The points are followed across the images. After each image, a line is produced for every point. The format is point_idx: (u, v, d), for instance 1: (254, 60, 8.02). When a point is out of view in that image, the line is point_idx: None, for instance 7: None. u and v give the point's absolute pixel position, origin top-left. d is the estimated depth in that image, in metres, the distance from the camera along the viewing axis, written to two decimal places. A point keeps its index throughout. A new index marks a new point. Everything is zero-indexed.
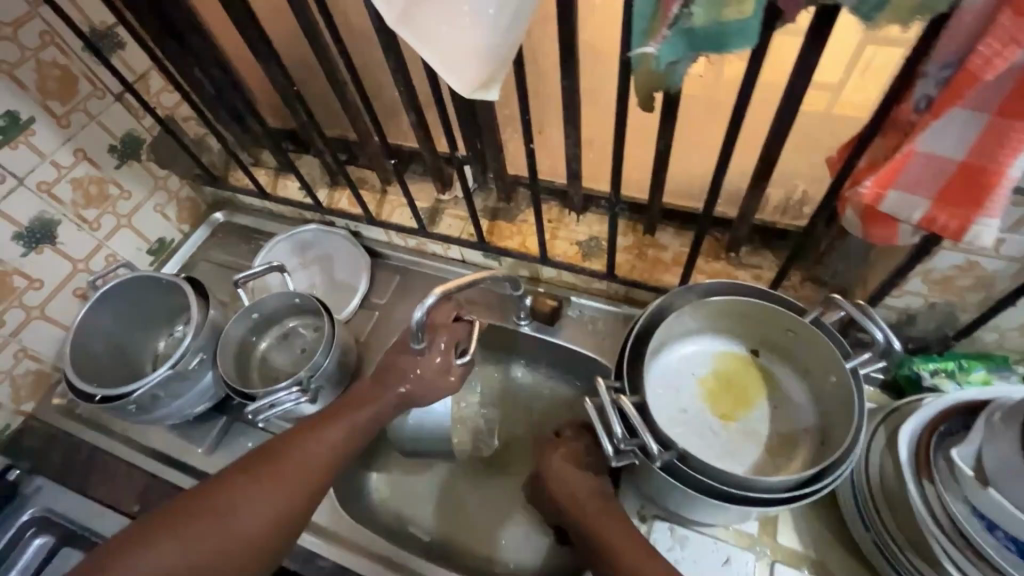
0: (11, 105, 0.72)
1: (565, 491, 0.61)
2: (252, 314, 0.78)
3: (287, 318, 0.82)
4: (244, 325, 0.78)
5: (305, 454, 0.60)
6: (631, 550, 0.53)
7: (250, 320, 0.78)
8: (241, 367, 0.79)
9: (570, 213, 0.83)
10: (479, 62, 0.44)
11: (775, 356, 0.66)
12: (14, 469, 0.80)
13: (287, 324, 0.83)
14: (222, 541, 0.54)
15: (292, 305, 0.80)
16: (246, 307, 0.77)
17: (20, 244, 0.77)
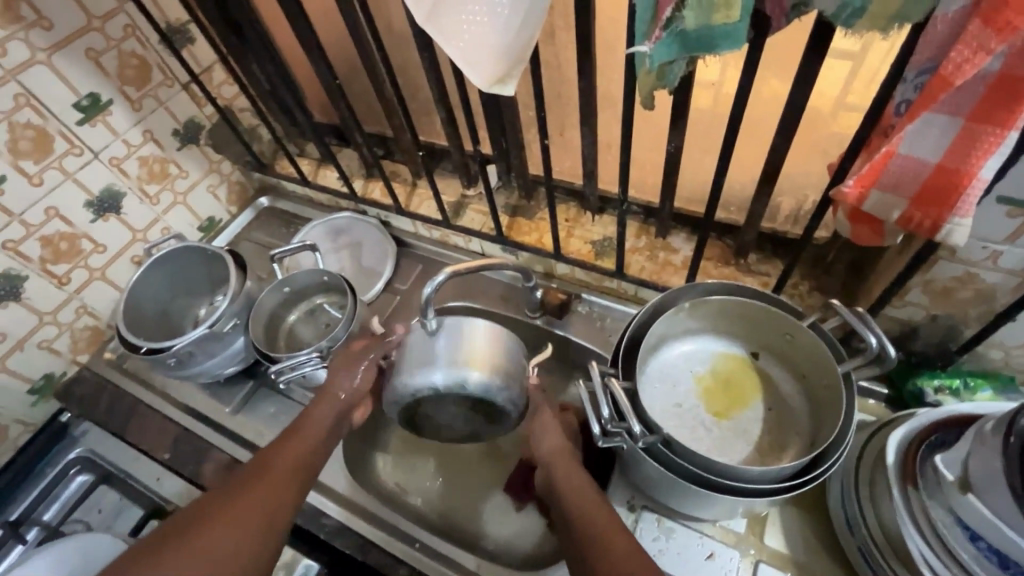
0: (94, 88, 0.81)
1: (556, 448, 0.66)
2: (283, 287, 0.85)
3: (315, 295, 0.89)
4: (277, 297, 0.85)
5: (284, 458, 0.61)
6: (602, 516, 0.56)
7: (282, 293, 0.85)
8: (270, 335, 0.85)
9: (587, 214, 0.86)
10: (496, 59, 0.49)
11: (774, 360, 0.68)
12: (65, 412, 0.90)
13: (314, 300, 0.89)
14: (213, 550, 0.50)
15: (320, 283, 0.86)
16: (278, 280, 0.84)
17: (90, 211, 0.86)
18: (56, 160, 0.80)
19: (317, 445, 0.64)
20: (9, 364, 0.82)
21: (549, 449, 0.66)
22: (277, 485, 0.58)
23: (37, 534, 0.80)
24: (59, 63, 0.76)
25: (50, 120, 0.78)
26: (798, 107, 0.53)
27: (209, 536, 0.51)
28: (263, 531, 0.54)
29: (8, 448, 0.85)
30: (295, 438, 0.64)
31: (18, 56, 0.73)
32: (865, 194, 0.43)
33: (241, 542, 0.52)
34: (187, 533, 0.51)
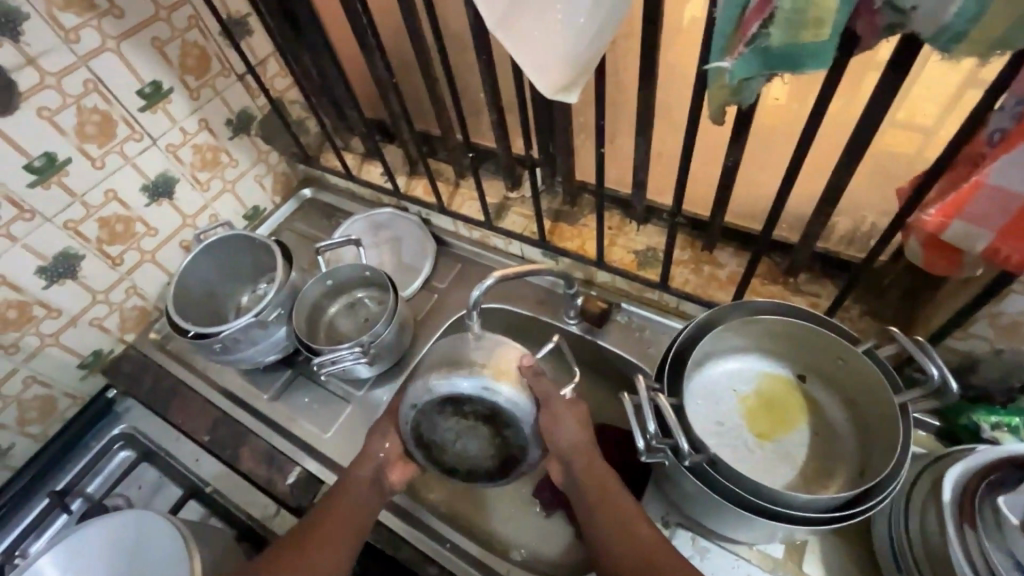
0: (158, 76, 0.83)
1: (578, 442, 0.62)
2: (326, 280, 0.86)
3: (356, 289, 0.90)
4: (319, 288, 0.86)
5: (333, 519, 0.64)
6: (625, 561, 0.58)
7: (324, 286, 0.87)
8: (311, 326, 0.87)
9: (631, 223, 0.86)
10: (566, 68, 0.49)
11: (822, 384, 0.66)
12: (111, 388, 0.93)
13: (355, 294, 0.90)
14: None
15: (362, 277, 0.88)
16: (322, 274, 0.85)
17: (146, 195, 0.88)
18: (117, 145, 0.82)
19: (359, 509, 0.65)
20: (63, 339, 0.85)
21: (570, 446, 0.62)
22: (315, 561, 0.61)
23: (81, 505, 0.83)
24: (127, 51, 0.79)
25: (116, 106, 0.80)
26: (871, 126, 0.52)
27: None
28: None
29: (57, 420, 0.88)
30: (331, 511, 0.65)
31: (90, 43, 0.75)
32: (946, 223, 0.41)
33: None
34: None
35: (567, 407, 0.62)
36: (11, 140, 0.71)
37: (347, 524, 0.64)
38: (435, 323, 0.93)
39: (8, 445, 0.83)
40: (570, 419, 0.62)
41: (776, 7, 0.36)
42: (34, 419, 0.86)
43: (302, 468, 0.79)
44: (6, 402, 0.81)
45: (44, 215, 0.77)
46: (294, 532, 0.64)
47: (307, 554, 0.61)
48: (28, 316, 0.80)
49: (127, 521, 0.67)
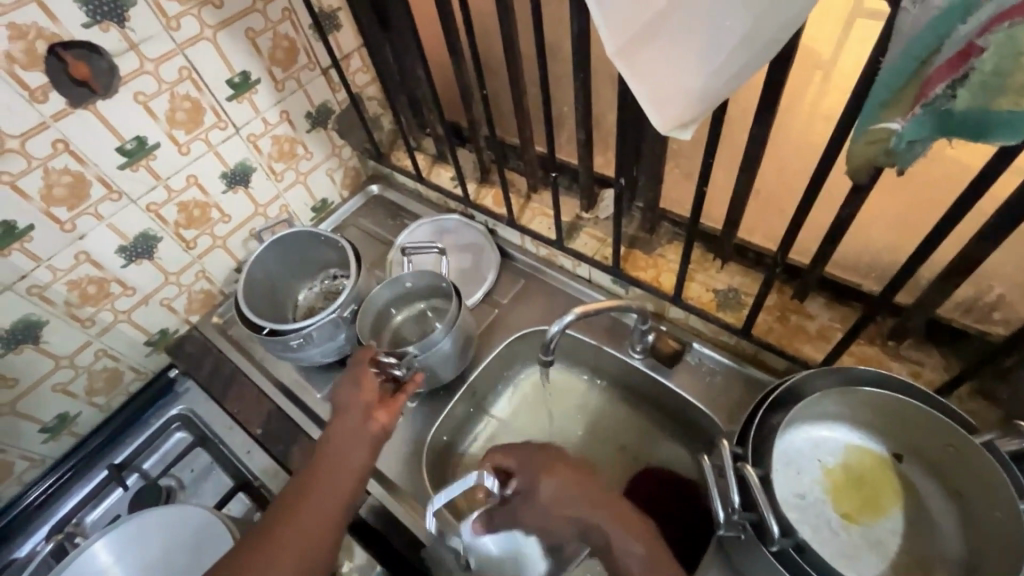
0: (247, 67, 0.84)
1: (577, 487, 0.58)
2: (405, 282, 0.85)
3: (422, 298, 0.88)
4: (394, 288, 0.85)
5: (330, 458, 0.61)
6: None
7: (405, 285, 0.86)
8: (375, 333, 0.86)
9: (713, 259, 0.80)
10: (688, 104, 0.45)
11: (923, 468, 0.59)
12: (173, 368, 0.95)
13: (417, 304, 0.89)
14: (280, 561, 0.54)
15: (433, 285, 0.85)
16: (403, 275, 0.84)
17: (224, 182, 0.89)
18: (203, 132, 0.83)
19: (352, 448, 0.63)
20: (134, 316, 0.87)
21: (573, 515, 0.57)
22: (322, 505, 0.58)
23: (136, 481, 0.85)
24: (222, 41, 0.79)
25: (206, 94, 0.81)
26: None
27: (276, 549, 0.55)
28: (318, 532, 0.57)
29: (121, 394, 0.91)
30: (315, 470, 0.60)
31: (189, 32, 0.75)
32: None
33: (307, 546, 0.56)
34: (259, 544, 0.55)
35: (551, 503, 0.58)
36: (107, 123, 0.73)
37: (332, 479, 0.60)
38: (494, 339, 0.90)
39: (75, 413, 0.86)
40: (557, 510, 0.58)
41: (973, 67, 0.31)
42: (101, 390, 0.88)
43: None
44: (77, 372, 0.84)
45: (130, 196, 0.79)
46: (285, 494, 0.59)
47: (292, 521, 0.56)
48: (106, 292, 0.82)
49: (175, 515, 0.68)
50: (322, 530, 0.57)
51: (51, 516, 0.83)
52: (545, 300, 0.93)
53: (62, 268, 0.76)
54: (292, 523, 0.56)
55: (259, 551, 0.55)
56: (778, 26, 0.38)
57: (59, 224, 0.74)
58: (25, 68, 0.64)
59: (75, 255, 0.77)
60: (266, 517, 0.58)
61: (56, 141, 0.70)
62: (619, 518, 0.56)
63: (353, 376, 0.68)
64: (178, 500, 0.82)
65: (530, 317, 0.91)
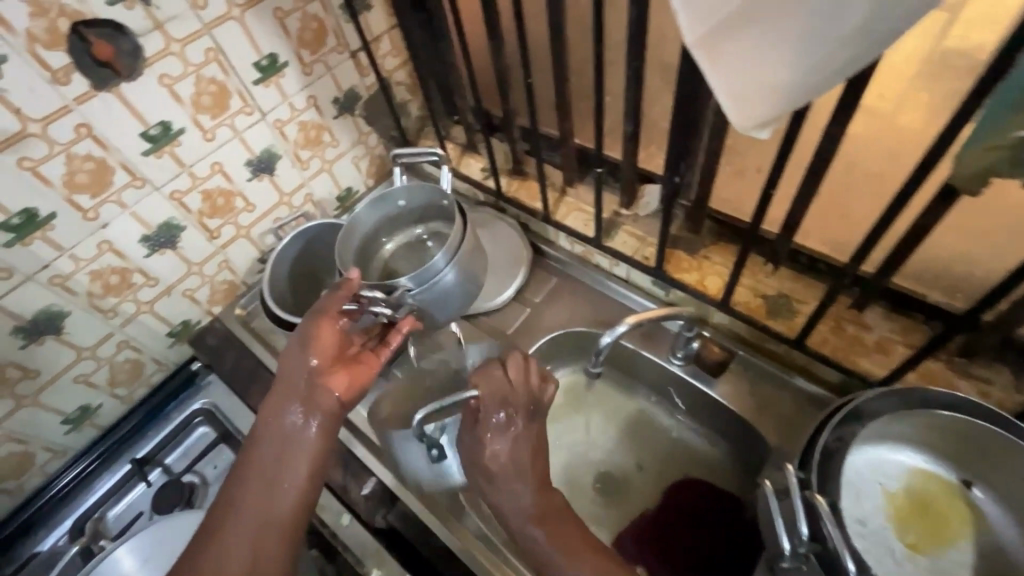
0: (275, 49, 0.79)
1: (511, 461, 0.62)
2: (399, 201, 0.81)
3: (417, 223, 0.85)
4: (384, 207, 0.81)
5: (268, 453, 0.58)
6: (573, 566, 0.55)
7: (398, 205, 0.81)
8: (364, 262, 0.83)
9: (764, 263, 0.76)
10: (773, 103, 0.41)
11: (997, 498, 0.55)
12: (196, 360, 0.93)
13: (412, 231, 0.86)
14: (221, 563, 0.53)
15: (432, 206, 0.81)
16: (396, 191, 0.80)
17: (249, 169, 0.85)
18: (229, 118, 0.79)
19: (292, 435, 0.59)
20: (157, 307, 0.85)
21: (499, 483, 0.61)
22: (263, 500, 0.56)
23: (159, 476, 0.83)
24: (250, 21, 0.75)
25: (232, 77, 0.77)
26: None
27: (218, 553, 0.54)
28: (261, 528, 0.55)
29: (143, 385, 0.89)
30: (256, 455, 0.58)
31: (216, 11, 0.71)
32: None
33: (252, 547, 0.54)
34: (202, 549, 0.54)
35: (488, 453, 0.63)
36: (132, 106, 0.69)
37: (278, 469, 0.58)
38: (526, 340, 0.86)
39: (97, 405, 0.84)
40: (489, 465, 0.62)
41: None
42: (123, 382, 0.86)
43: (378, 480, 0.76)
44: (100, 363, 0.82)
45: (154, 183, 0.76)
46: (226, 491, 0.58)
47: (231, 514, 0.56)
48: (129, 282, 0.79)
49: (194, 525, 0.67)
50: (266, 525, 0.55)
51: (73, 510, 0.82)
52: (579, 300, 0.89)
53: (85, 258, 0.73)
54: (233, 523, 0.55)
55: (205, 541, 0.55)
56: (900, 18, 0.33)
57: (82, 212, 0.71)
58: (47, 47, 0.61)
59: (98, 245, 0.74)
60: (210, 511, 0.57)
61: (78, 125, 0.66)
62: (544, 517, 0.58)
63: (302, 337, 0.62)
64: (200, 497, 0.80)
65: (564, 318, 0.87)
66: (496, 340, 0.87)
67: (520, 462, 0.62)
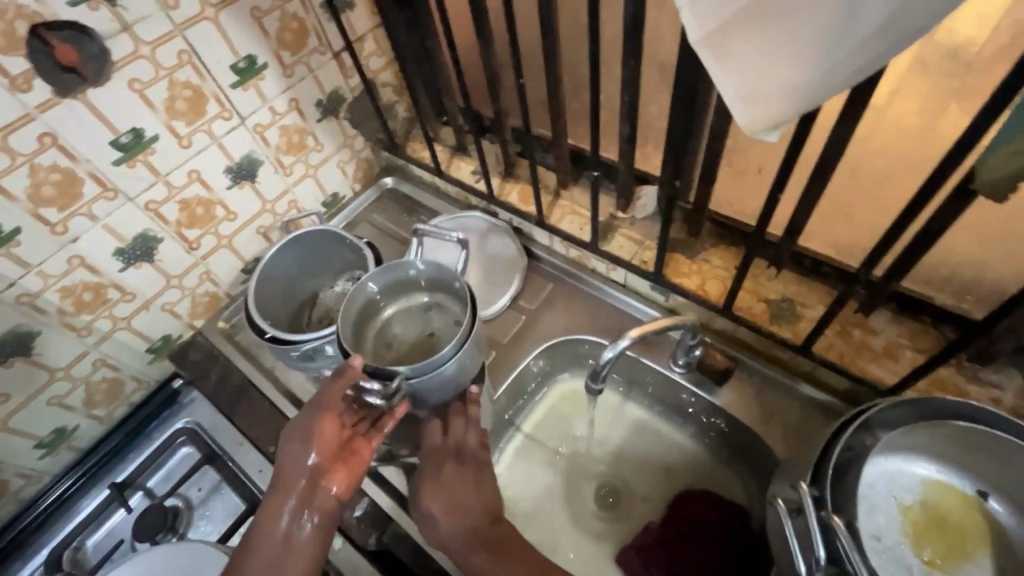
0: (252, 50, 0.76)
1: (457, 494, 0.65)
2: (408, 270, 0.77)
3: (424, 291, 0.80)
4: (395, 274, 0.77)
5: (261, 560, 0.54)
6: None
7: (408, 272, 0.77)
8: (361, 328, 0.78)
9: (766, 266, 0.74)
10: (785, 104, 0.38)
11: (1015, 509, 0.53)
12: (178, 376, 0.89)
13: (417, 296, 0.81)
14: None
15: (440, 280, 0.77)
16: (408, 260, 0.76)
17: (229, 176, 0.82)
18: (206, 123, 0.75)
19: (288, 538, 0.56)
20: (134, 323, 0.81)
21: (448, 517, 0.63)
22: None
23: (140, 501, 0.79)
24: (225, 21, 0.71)
25: (208, 81, 0.73)
26: None
27: None
28: None
29: (123, 405, 0.85)
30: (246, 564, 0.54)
31: (188, 11, 0.67)
32: None
33: None
34: None
35: (435, 490, 0.65)
36: (100, 114, 0.65)
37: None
38: (522, 349, 0.83)
39: (73, 427, 0.81)
40: (439, 498, 0.65)
41: None
42: (101, 402, 0.82)
43: (371, 500, 0.73)
44: (75, 384, 0.78)
45: (126, 194, 0.72)
46: None
47: None
48: (103, 298, 0.75)
49: (170, 555, 0.64)
50: None
51: (50, 539, 0.78)
52: (576, 306, 0.86)
53: (54, 274, 0.69)
54: None
55: None
56: (926, 12, 0.31)
57: (50, 227, 0.67)
58: (5, 52, 0.57)
59: (67, 260, 0.70)
60: None
61: (42, 135, 0.62)
62: (490, 546, 0.61)
63: (303, 432, 0.58)
64: (185, 523, 0.77)
65: (561, 325, 0.84)
66: (492, 350, 0.84)
67: (462, 501, 0.65)
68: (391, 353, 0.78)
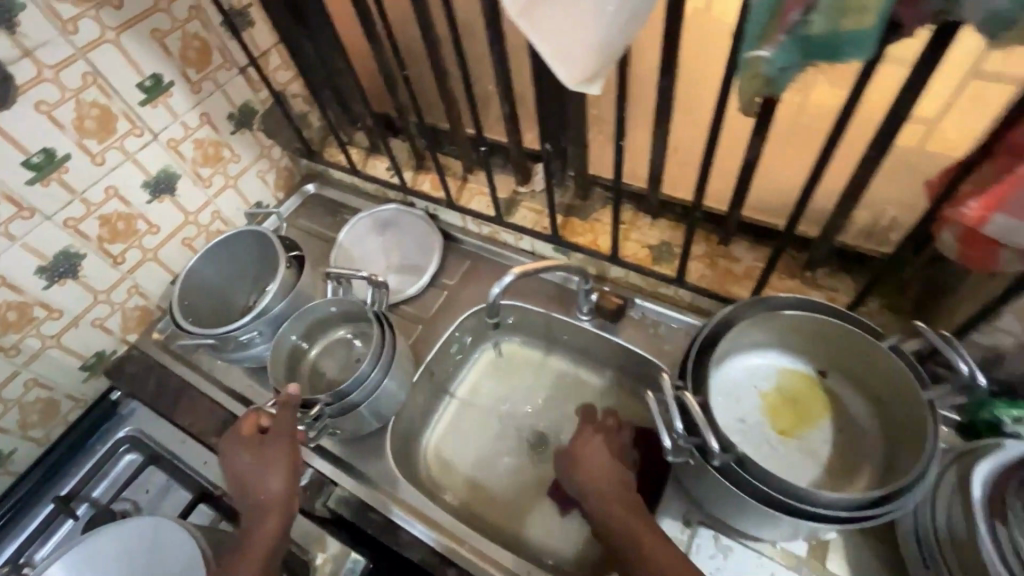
0: (158, 69, 0.81)
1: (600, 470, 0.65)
2: (332, 306, 0.82)
3: (345, 324, 0.87)
4: (312, 318, 0.83)
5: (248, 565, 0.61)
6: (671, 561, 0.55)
7: (328, 311, 0.83)
8: (293, 370, 0.83)
9: (644, 217, 0.85)
10: (589, 60, 0.48)
11: (843, 379, 0.65)
12: (115, 389, 0.90)
13: (338, 331, 0.87)
14: None
15: (358, 313, 0.84)
16: (324, 302, 0.82)
17: (147, 191, 0.86)
18: (117, 141, 0.80)
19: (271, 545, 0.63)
20: (65, 341, 0.83)
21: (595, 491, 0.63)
22: None
23: (87, 510, 0.81)
24: (126, 43, 0.76)
25: (115, 100, 0.78)
26: (895, 123, 0.51)
27: None
28: None
29: (60, 423, 0.86)
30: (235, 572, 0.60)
31: (89, 35, 0.72)
32: (988, 218, 0.40)
33: None
34: None
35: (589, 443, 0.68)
36: (9, 136, 0.69)
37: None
38: (447, 319, 0.91)
39: (9, 449, 0.82)
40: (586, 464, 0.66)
41: None
42: (37, 423, 0.84)
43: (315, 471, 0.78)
44: (6, 406, 0.79)
45: (43, 213, 0.75)
46: None
47: None
48: (28, 317, 0.78)
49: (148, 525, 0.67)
50: None
51: None
52: (493, 277, 0.95)
53: None
54: None
55: None
56: None
57: None
58: None
59: None
60: None
61: None
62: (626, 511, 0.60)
63: (268, 455, 0.67)
64: None
65: (480, 294, 0.92)
66: (417, 325, 0.92)
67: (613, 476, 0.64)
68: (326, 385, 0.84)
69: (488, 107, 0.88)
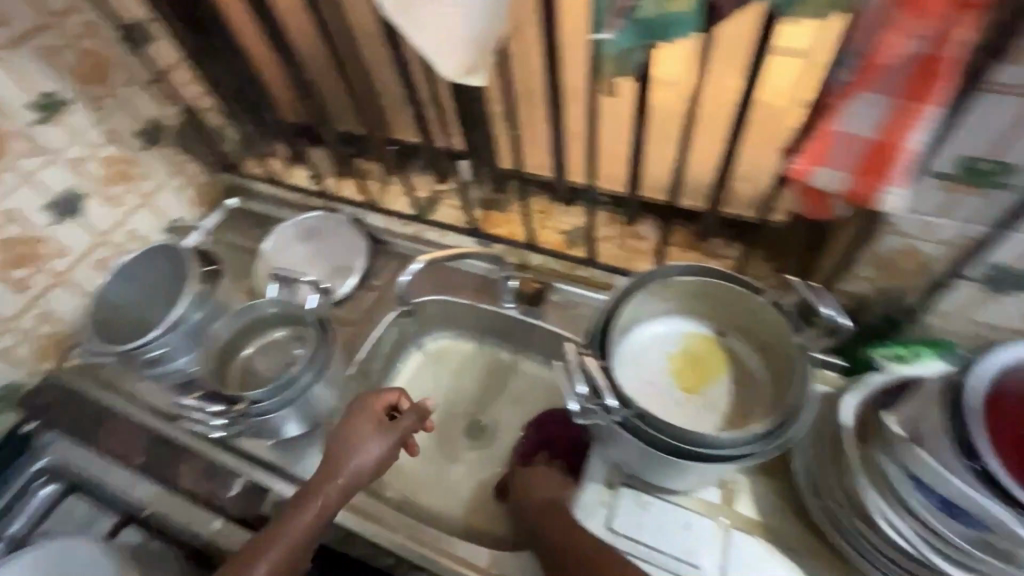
0: (52, 87, 0.79)
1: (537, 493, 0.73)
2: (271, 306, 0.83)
3: (283, 326, 0.86)
4: (250, 316, 0.83)
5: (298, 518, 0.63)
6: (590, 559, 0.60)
7: (268, 311, 0.83)
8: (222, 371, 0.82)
9: (558, 205, 0.90)
10: (464, 53, 0.52)
11: (738, 335, 0.71)
12: (25, 424, 0.85)
13: (275, 333, 0.86)
14: None
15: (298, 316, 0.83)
16: (262, 302, 0.82)
17: (50, 213, 0.83)
18: (12, 162, 0.77)
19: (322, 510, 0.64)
20: None
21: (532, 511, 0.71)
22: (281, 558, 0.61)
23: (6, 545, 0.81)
24: (14, 61, 0.74)
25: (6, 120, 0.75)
26: (747, 97, 0.57)
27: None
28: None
29: None
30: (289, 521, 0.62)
31: None
32: (813, 169, 0.46)
33: None
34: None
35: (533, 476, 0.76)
36: None
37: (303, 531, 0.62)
38: (376, 318, 0.92)
39: None
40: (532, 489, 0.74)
41: None
42: None
43: (247, 480, 0.76)
44: None
45: None
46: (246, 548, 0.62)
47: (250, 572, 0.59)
48: None
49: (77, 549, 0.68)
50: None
51: None
52: None
53: None
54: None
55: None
56: None
57: None
58: None
59: None
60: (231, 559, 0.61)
61: None
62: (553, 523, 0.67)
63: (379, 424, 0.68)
64: None
65: None
66: (347, 328, 0.92)
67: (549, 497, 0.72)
68: (254, 387, 0.83)
69: (400, 110, 0.91)
